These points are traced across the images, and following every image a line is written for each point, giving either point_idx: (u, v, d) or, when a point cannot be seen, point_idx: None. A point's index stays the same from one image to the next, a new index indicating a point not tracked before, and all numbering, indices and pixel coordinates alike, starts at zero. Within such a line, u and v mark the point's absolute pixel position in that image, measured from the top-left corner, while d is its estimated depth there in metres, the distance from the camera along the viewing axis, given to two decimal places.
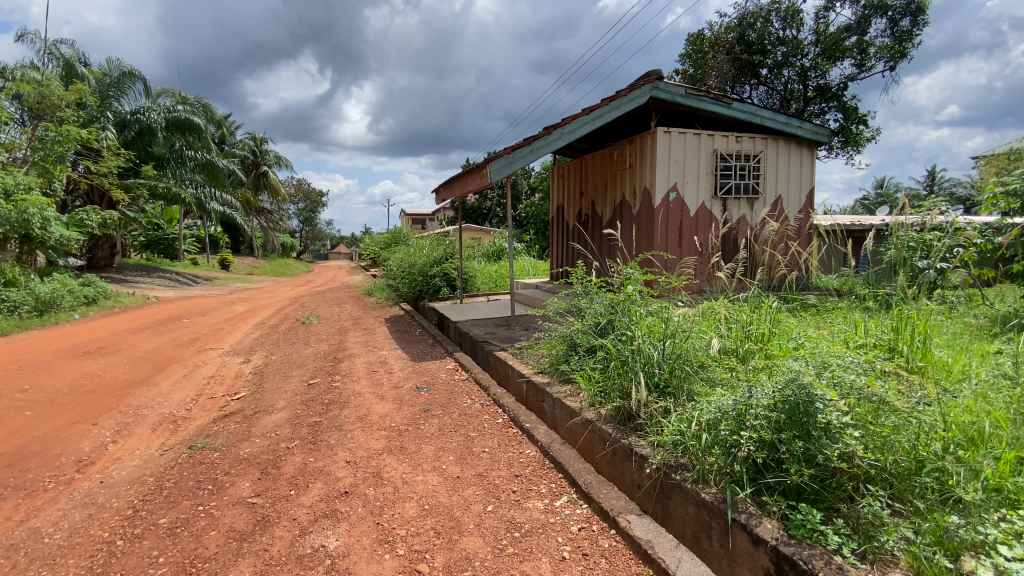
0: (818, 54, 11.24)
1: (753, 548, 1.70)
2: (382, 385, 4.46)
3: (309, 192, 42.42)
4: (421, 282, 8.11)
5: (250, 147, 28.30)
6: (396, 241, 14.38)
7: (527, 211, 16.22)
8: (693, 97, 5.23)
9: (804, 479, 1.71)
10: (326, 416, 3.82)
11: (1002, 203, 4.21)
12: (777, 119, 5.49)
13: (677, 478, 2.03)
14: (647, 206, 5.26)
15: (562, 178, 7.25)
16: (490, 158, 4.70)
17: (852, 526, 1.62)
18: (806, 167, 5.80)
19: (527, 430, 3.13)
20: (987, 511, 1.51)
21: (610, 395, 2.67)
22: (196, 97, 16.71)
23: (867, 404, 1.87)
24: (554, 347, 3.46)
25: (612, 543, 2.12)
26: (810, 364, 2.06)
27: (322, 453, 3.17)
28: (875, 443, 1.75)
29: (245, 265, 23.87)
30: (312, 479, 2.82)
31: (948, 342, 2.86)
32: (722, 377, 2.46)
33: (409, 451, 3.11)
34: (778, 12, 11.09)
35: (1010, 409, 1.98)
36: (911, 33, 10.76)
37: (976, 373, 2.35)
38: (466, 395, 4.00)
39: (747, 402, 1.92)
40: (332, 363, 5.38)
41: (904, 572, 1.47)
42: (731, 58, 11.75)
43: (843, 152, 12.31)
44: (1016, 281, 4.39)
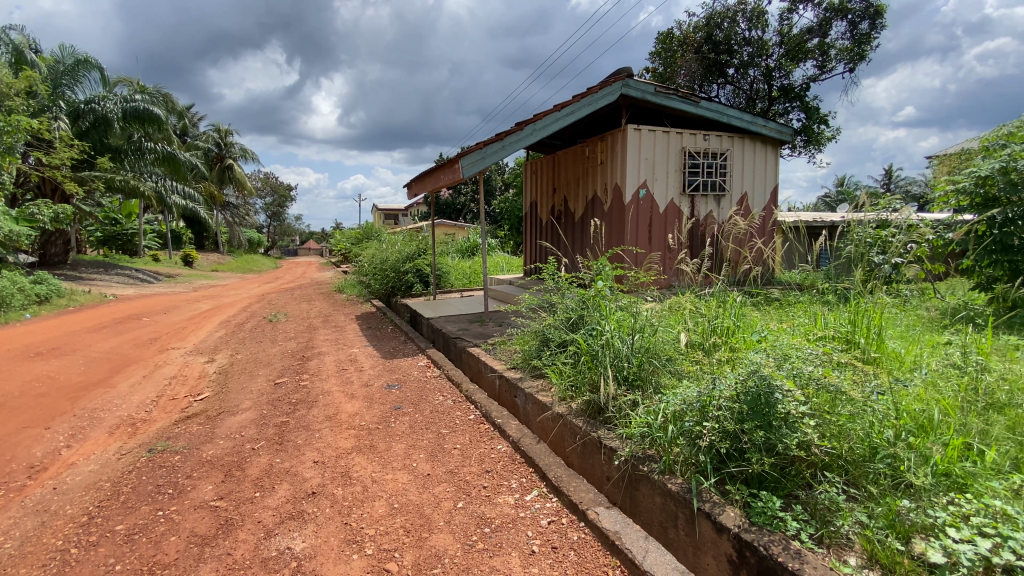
0: (782, 55, 11.55)
1: (717, 536, 1.74)
2: (352, 383, 4.39)
3: (277, 186, 41.33)
4: (393, 279, 8.00)
5: (213, 138, 27.31)
6: (368, 236, 14.16)
7: (500, 206, 16.14)
8: (662, 95, 5.31)
9: (765, 467, 1.77)
10: (293, 415, 3.74)
11: (954, 200, 4.44)
12: (743, 118, 5.62)
13: (644, 470, 2.07)
14: (618, 203, 5.32)
15: (534, 174, 7.27)
16: (462, 153, 4.64)
17: (810, 512, 1.68)
18: (770, 164, 5.96)
19: (499, 425, 3.13)
20: (936, 495, 1.59)
21: (580, 389, 2.70)
22: (155, 87, 16.03)
23: (825, 395, 1.93)
24: (526, 343, 3.47)
25: (581, 535, 2.15)
26: (771, 356, 2.13)
27: (289, 454, 3.10)
28: (832, 432, 1.82)
29: (210, 261, 23.10)
30: (278, 481, 2.76)
31: (902, 334, 2.99)
32: (688, 370, 2.51)
33: (379, 450, 3.07)
34: (744, 13, 11.35)
35: (959, 397, 2.09)
36: (869, 36, 11.17)
37: (926, 363, 2.47)
38: (438, 392, 3.98)
39: (710, 394, 1.98)
40: (300, 361, 5.26)
41: (859, 556, 1.53)
42: (700, 57, 11.96)
43: (805, 151, 12.71)
44: (966, 275, 4.61)
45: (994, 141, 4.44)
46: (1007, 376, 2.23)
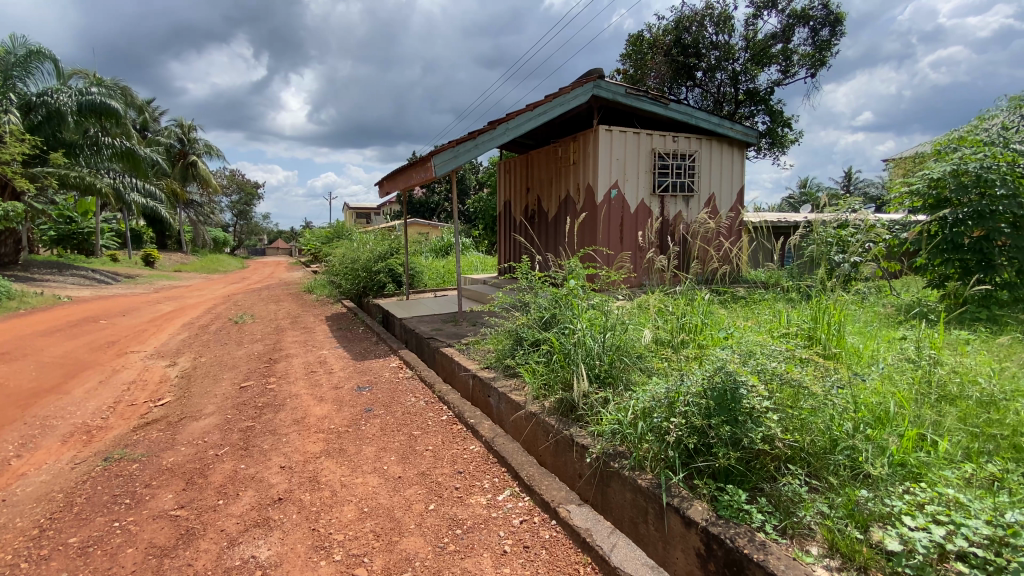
0: (748, 59, 11.86)
1: (685, 530, 1.77)
2: (321, 386, 4.30)
3: (243, 184, 40.16)
4: (365, 278, 7.87)
5: (176, 134, 26.36)
6: (339, 235, 13.92)
7: (474, 206, 16.06)
8: (633, 96, 5.38)
9: (731, 461, 1.81)
10: (259, 420, 3.63)
11: (908, 202, 4.64)
12: (710, 120, 5.74)
13: (615, 466, 2.09)
14: (590, 203, 5.36)
15: (508, 174, 7.27)
16: (434, 151, 4.58)
17: (774, 504, 1.73)
18: (736, 166, 6.11)
19: (471, 426, 3.11)
20: (892, 484, 1.66)
21: (553, 387, 2.71)
22: (112, 80, 15.34)
23: (788, 389, 1.99)
24: (500, 342, 3.46)
25: (553, 533, 2.16)
26: (736, 353, 2.19)
27: (255, 459, 3.01)
28: (794, 425, 1.87)
29: (173, 261, 22.25)
30: (243, 487, 2.68)
31: (861, 330, 3.11)
32: (658, 367, 2.56)
33: (349, 453, 3.02)
34: (711, 17, 11.62)
35: (912, 390, 2.19)
36: (829, 43, 11.58)
37: (883, 357, 2.58)
38: (410, 393, 3.93)
39: (678, 390, 2.01)
40: (267, 364, 5.12)
41: (820, 545, 1.58)
42: (669, 59, 12.18)
43: (770, 153, 13.09)
44: (920, 273, 4.82)
45: (945, 146, 4.69)
46: (957, 368, 2.34)
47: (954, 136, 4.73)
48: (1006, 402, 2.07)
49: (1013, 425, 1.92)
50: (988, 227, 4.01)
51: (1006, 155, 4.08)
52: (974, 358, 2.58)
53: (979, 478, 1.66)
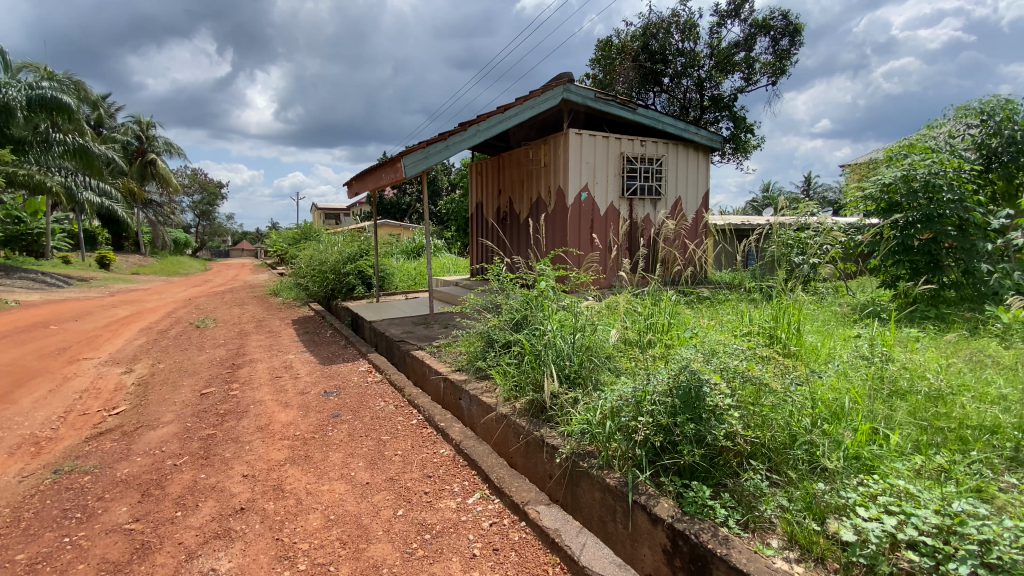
0: (713, 66, 12.18)
1: (652, 527, 1.80)
2: (287, 391, 4.19)
3: (206, 183, 38.84)
4: (333, 281, 7.72)
5: (133, 131, 25.27)
6: (307, 236, 13.62)
7: (445, 207, 15.93)
8: (602, 100, 5.45)
9: (696, 458, 1.85)
10: (221, 427, 3.51)
11: (862, 206, 4.85)
12: (676, 125, 5.86)
13: (584, 466, 2.11)
14: (561, 205, 5.41)
15: (479, 175, 7.26)
16: (404, 152, 4.52)
17: (736, 499, 1.78)
18: (702, 170, 6.27)
19: (442, 429, 3.09)
20: (848, 477, 1.73)
21: (524, 388, 2.72)
22: (65, 74, 14.61)
23: (750, 386, 2.05)
24: (471, 344, 3.44)
25: (522, 535, 2.16)
26: (700, 352, 2.25)
27: (216, 468, 2.91)
28: (755, 422, 1.93)
29: (130, 264, 21.29)
30: (203, 498, 2.58)
31: (819, 328, 3.23)
32: (626, 367, 2.60)
33: (315, 460, 2.95)
34: (677, 25, 11.90)
35: (865, 386, 2.29)
36: (788, 53, 12.02)
37: (839, 355, 2.69)
38: (379, 397, 3.87)
39: (645, 390, 2.06)
40: (229, 369, 4.95)
41: (780, 538, 1.63)
42: (637, 65, 12.42)
43: (733, 157, 13.47)
44: (874, 273, 5.04)
45: (896, 153, 4.93)
46: (907, 364, 2.46)
47: (905, 143, 4.98)
48: (952, 396, 2.19)
49: (959, 418, 2.03)
50: (935, 230, 4.23)
51: (951, 162, 4.33)
52: (923, 354, 2.72)
53: (928, 469, 1.74)
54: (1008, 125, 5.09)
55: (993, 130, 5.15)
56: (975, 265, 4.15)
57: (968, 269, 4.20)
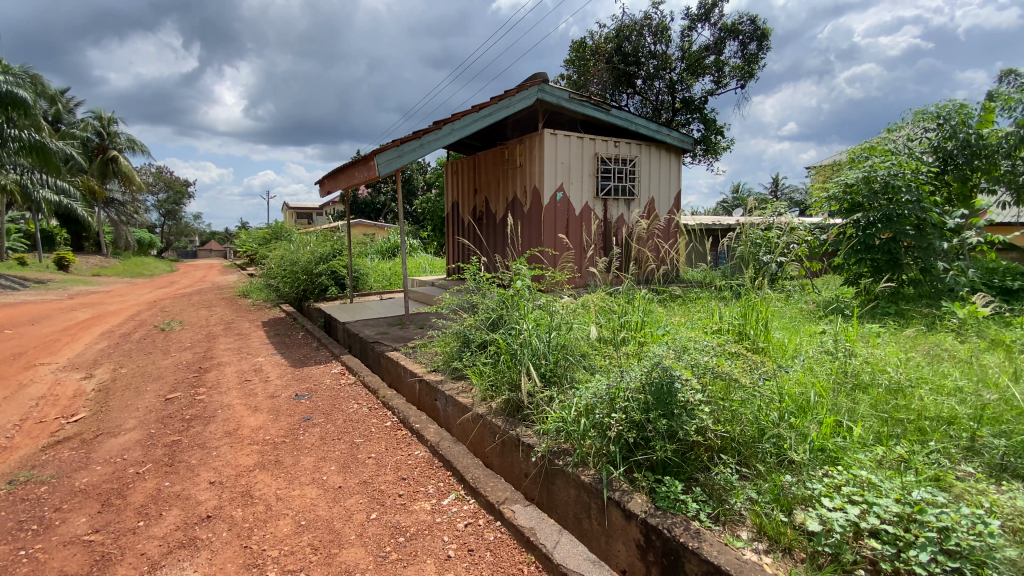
0: (684, 69, 12.39)
1: (626, 523, 1.82)
2: (256, 395, 4.08)
3: (172, 182, 37.59)
4: (305, 281, 7.56)
5: (94, 127, 24.24)
6: (278, 236, 13.33)
7: (420, 207, 15.78)
8: (576, 101, 5.49)
9: (667, 453, 1.88)
10: (187, 433, 3.40)
11: (827, 206, 5.00)
12: (649, 127, 5.94)
13: (560, 464, 2.11)
14: (536, 205, 5.42)
15: (455, 174, 7.23)
16: (377, 150, 4.45)
17: (707, 493, 1.81)
18: (674, 171, 6.38)
19: (417, 430, 3.06)
20: (813, 468, 1.78)
21: (500, 388, 2.72)
22: (20, 67, 13.89)
23: (719, 382, 2.10)
24: (447, 344, 3.41)
25: (497, 534, 2.16)
26: (672, 349, 2.29)
27: (181, 476, 2.82)
28: (725, 416, 1.98)
29: (90, 265, 20.43)
30: (167, 506, 2.50)
31: (786, 325, 3.32)
32: (600, 365, 2.63)
33: (285, 465, 2.88)
34: (649, 27, 12.07)
35: (829, 380, 2.37)
36: (756, 57, 12.33)
37: (805, 350, 2.77)
38: (352, 400, 3.81)
39: (618, 387, 2.09)
40: (196, 374, 4.80)
41: (749, 530, 1.67)
42: (611, 67, 12.56)
43: (704, 159, 13.73)
44: (838, 272, 5.21)
45: (858, 155, 5.11)
46: (869, 359, 2.55)
47: (866, 146, 5.17)
48: (910, 389, 2.28)
49: (918, 410, 2.12)
50: (895, 230, 4.39)
51: (909, 164, 4.52)
52: (883, 349, 2.82)
53: (889, 459, 1.81)
54: (962, 129, 5.35)
55: (948, 133, 5.40)
56: (932, 263, 4.32)
57: (926, 266, 4.37)
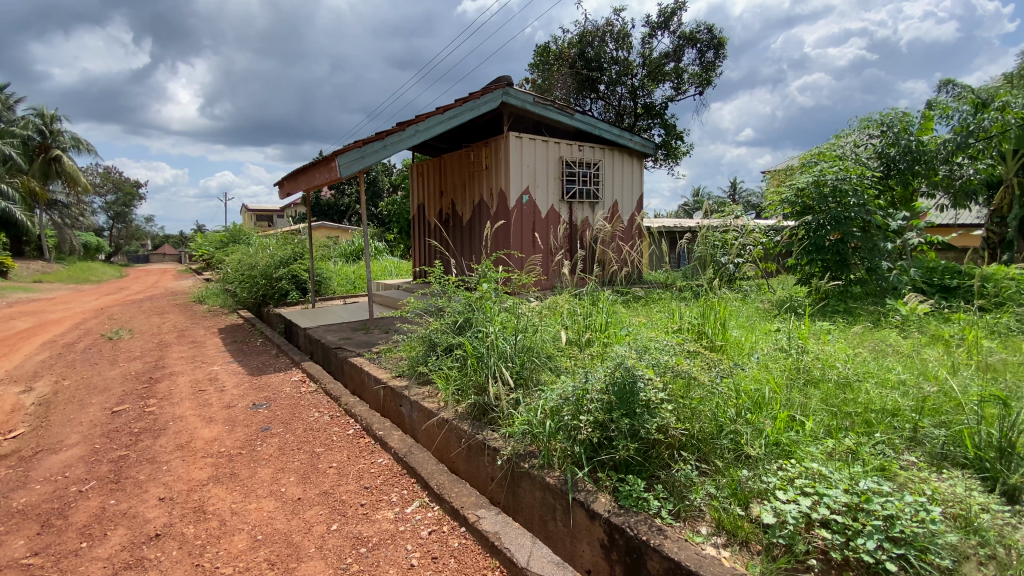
0: (645, 75, 12.64)
1: (590, 523, 1.83)
2: (211, 405, 3.92)
3: (121, 183, 35.83)
4: (264, 286, 7.32)
5: (34, 125, 22.85)
6: (236, 239, 12.89)
7: (385, 209, 15.54)
8: (540, 105, 5.53)
9: (630, 452, 1.91)
10: (135, 448, 3.23)
11: (781, 209, 5.21)
12: (612, 131, 6.04)
13: (525, 466, 2.11)
14: (503, 207, 5.43)
15: (421, 176, 7.16)
16: (339, 151, 4.35)
17: (668, 490, 1.85)
18: (636, 175, 6.51)
19: (380, 437, 3.01)
20: (769, 462, 1.84)
21: (466, 392, 2.70)
22: None
23: (679, 380, 2.15)
24: (413, 349, 3.36)
25: (462, 541, 2.13)
26: (634, 349, 2.33)
27: (128, 493, 2.68)
28: (685, 413, 2.02)
29: (30, 271, 19.21)
30: (112, 526, 2.36)
31: (743, 324, 3.44)
32: (566, 366, 2.66)
33: (241, 478, 2.78)
34: (611, 34, 12.30)
35: (783, 376, 2.46)
36: (713, 65, 12.72)
37: (760, 348, 2.87)
38: (313, 408, 3.71)
39: (584, 388, 2.11)
40: (146, 384, 4.57)
41: (709, 524, 1.71)
42: (574, 72, 12.73)
43: (665, 163, 14.06)
44: (792, 272, 5.42)
45: (809, 160, 5.35)
46: (819, 355, 2.66)
47: (816, 152, 5.41)
48: (857, 383, 2.39)
49: (864, 403, 2.23)
50: (843, 231, 4.60)
51: (855, 169, 4.77)
52: (833, 346, 2.95)
53: (838, 451, 1.89)
54: (904, 135, 5.66)
55: (892, 140, 5.70)
56: (877, 263, 4.54)
57: (872, 266, 4.59)
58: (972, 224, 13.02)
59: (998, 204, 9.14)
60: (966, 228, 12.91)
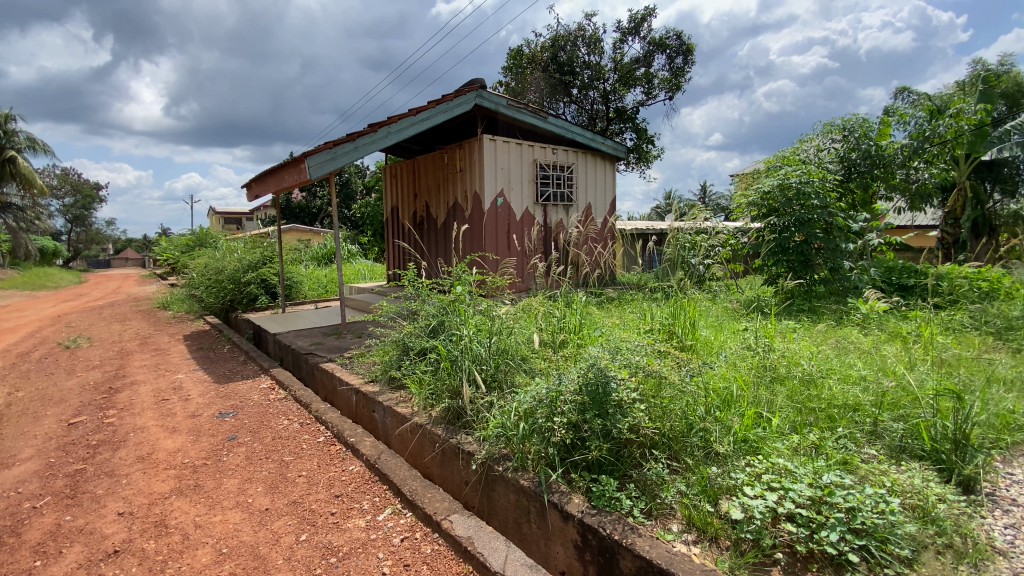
0: (617, 80, 12.81)
1: (564, 524, 1.84)
2: (175, 415, 3.79)
3: (81, 185, 34.46)
4: (232, 291, 7.13)
5: None
6: (203, 243, 12.53)
7: (358, 211, 15.32)
8: (514, 108, 5.53)
9: (603, 452, 1.93)
10: (93, 461, 3.10)
11: (749, 211, 5.36)
12: (585, 135, 6.10)
13: (500, 469, 2.11)
14: (477, 210, 5.42)
15: (394, 178, 7.09)
16: (308, 152, 4.26)
17: (640, 489, 1.87)
18: (609, 178, 6.59)
19: (352, 444, 2.95)
20: (737, 458, 1.88)
21: (440, 396, 2.67)
22: None
23: (651, 380, 2.17)
24: (386, 353, 3.32)
25: (435, 547, 2.12)
26: (606, 350, 2.35)
27: (85, 508, 2.56)
28: (656, 413, 2.05)
29: None
30: (67, 543, 2.26)
31: (712, 324, 3.51)
32: (540, 368, 2.67)
33: (206, 489, 2.69)
34: (583, 38, 12.45)
35: (750, 374, 2.52)
36: (682, 70, 12.99)
37: (728, 347, 2.94)
38: (282, 416, 3.62)
39: (558, 389, 2.10)
40: (106, 395, 4.39)
41: (679, 522, 1.73)
42: (547, 76, 12.83)
43: (638, 167, 14.27)
44: (759, 272, 5.57)
45: (774, 164, 5.51)
46: (785, 353, 2.73)
47: (781, 156, 5.58)
48: (821, 379, 2.47)
49: (828, 399, 2.30)
50: (807, 232, 4.76)
51: (817, 173, 4.93)
52: (798, 343, 3.05)
53: (803, 446, 1.95)
54: (865, 140, 5.90)
55: (853, 145, 5.94)
56: (840, 263, 4.71)
57: (834, 266, 4.75)
58: (927, 226, 13.63)
59: (950, 206, 9.61)
60: (922, 229, 13.50)
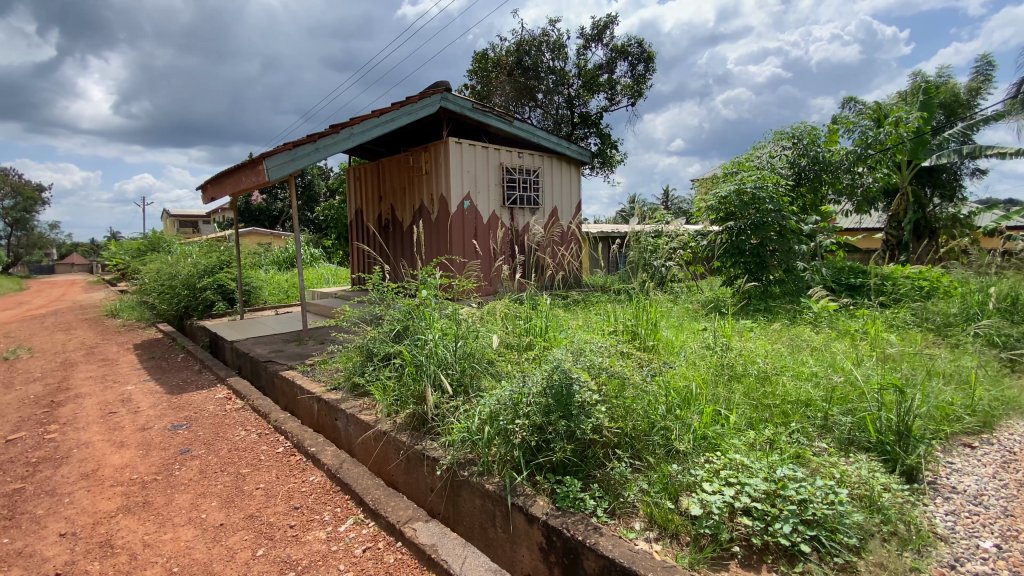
0: (581, 85, 12.97)
1: (529, 527, 1.84)
2: (123, 429, 3.60)
3: (21, 187, 32.48)
4: (187, 297, 6.84)
5: None
6: (156, 248, 12.00)
7: (321, 214, 14.97)
8: (479, 111, 5.52)
9: (566, 453, 1.95)
10: (31, 479, 2.91)
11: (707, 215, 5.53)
12: (550, 139, 6.16)
13: (464, 475, 2.10)
14: (443, 213, 5.39)
15: (358, 181, 6.98)
16: (266, 154, 4.14)
17: (604, 489, 1.90)
18: (574, 182, 6.67)
19: (313, 454, 2.88)
20: (696, 455, 1.94)
21: (405, 402, 2.64)
22: None
23: (614, 381, 2.20)
24: (349, 360, 3.25)
25: (398, 556, 2.08)
26: (570, 352, 2.37)
27: (23, 530, 2.40)
28: (618, 413, 2.09)
29: None
30: (4, 567, 2.12)
31: (674, 324, 3.60)
32: (505, 371, 2.67)
33: (157, 506, 2.57)
34: (547, 44, 12.58)
35: (708, 372, 2.59)
36: (644, 77, 13.29)
37: (688, 347, 3.02)
38: (239, 427, 3.50)
39: (521, 392, 2.11)
40: (46, 409, 4.13)
41: (641, 519, 1.76)
42: (512, 80, 12.89)
43: (602, 171, 14.50)
44: (717, 273, 5.75)
45: (730, 170, 5.71)
46: (741, 352, 2.83)
47: (737, 162, 5.79)
48: (774, 376, 2.57)
49: (782, 395, 2.39)
50: (762, 235, 4.93)
51: (769, 179, 5.12)
52: (754, 342, 3.16)
53: (758, 441, 2.01)
54: (813, 147, 6.18)
55: (802, 151, 6.21)
56: (793, 265, 4.91)
57: (788, 267, 4.95)
58: (874, 228, 14.38)
59: (895, 209, 10.16)
60: (870, 232, 14.25)
